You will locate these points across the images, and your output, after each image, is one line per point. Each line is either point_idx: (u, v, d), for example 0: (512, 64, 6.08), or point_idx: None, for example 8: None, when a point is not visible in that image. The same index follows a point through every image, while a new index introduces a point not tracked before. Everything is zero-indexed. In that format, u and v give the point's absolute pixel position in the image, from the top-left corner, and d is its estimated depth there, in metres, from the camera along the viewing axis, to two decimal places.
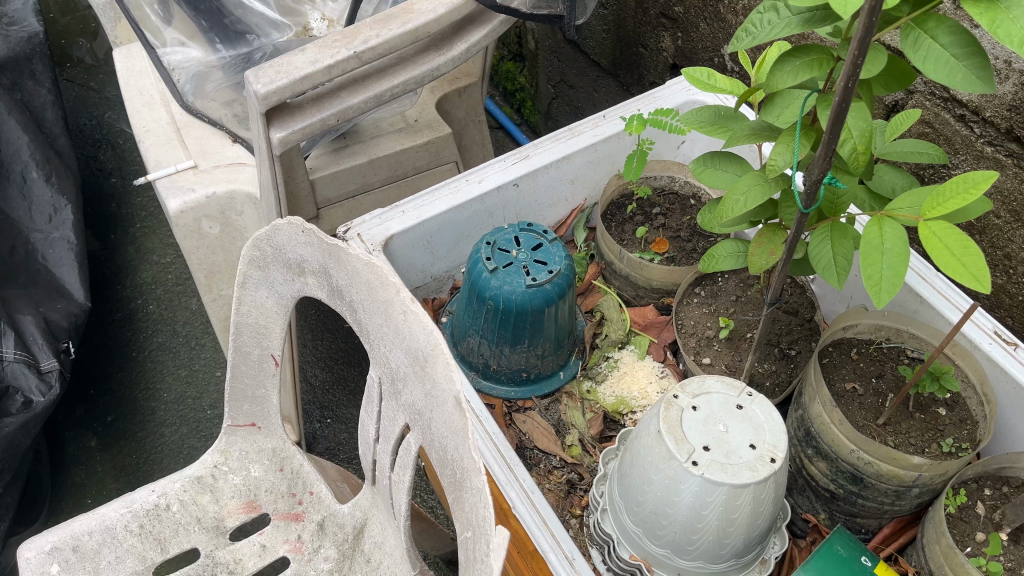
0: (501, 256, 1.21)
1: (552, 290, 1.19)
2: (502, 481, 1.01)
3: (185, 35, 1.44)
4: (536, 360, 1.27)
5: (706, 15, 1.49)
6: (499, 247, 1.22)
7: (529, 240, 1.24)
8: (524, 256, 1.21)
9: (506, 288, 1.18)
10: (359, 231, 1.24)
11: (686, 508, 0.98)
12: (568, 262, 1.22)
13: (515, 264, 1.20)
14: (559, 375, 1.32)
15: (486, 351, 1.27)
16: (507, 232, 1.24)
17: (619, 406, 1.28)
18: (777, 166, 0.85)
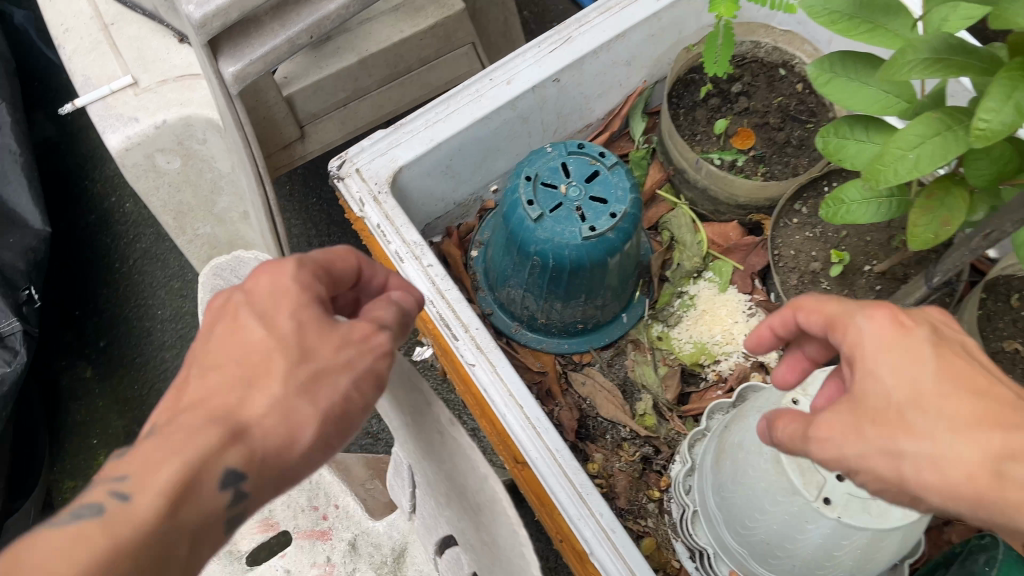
0: (546, 196, 0.92)
1: (616, 237, 0.91)
2: (574, 519, 0.80)
3: None
4: (594, 311, 1.02)
5: None
6: (543, 183, 0.93)
7: (581, 168, 0.94)
8: (576, 192, 0.92)
9: (555, 240, 0.90)
10: (360, 167, 0.95)
11: (813, 548, 0.77)
12: (634, 196, 0.93)
13: (566, 206, 0.92)
14: (621, 321, 1.08)
15: (531, 305, 1.02)
16: (551, 158, 0.95)
17: (699, 358, 1.04)
18: (988, 135, 0.55)
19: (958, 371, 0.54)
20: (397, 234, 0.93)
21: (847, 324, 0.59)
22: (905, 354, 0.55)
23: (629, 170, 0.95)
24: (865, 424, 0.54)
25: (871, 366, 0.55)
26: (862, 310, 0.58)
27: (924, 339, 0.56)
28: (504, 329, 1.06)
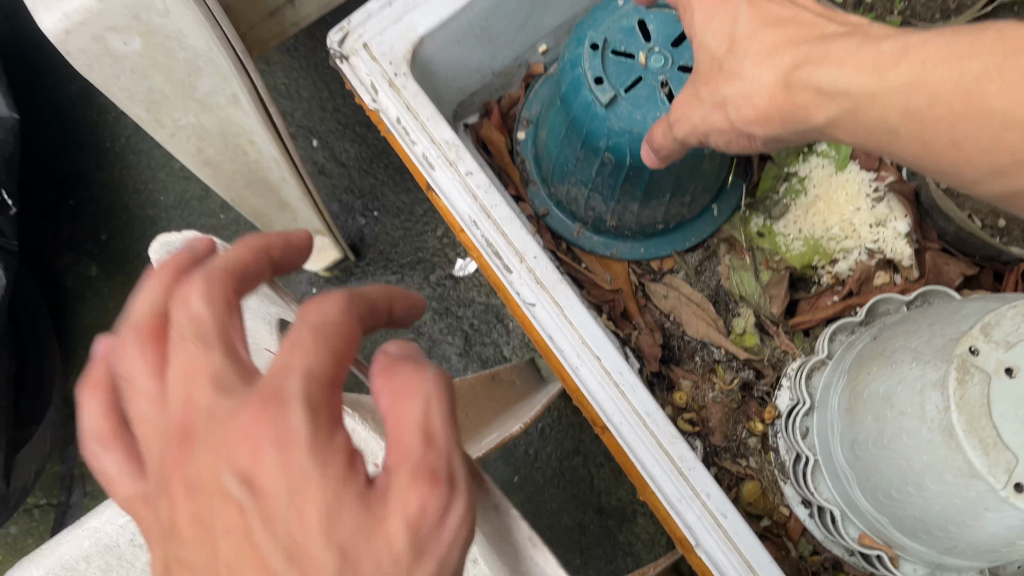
0: (619, 70, 0.68)
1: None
2: (672, 501, 0.64)
3: None
4: (679, 208, 0.81)
5: None
6: (615, 51, 0.68)
7: (666, 25, 0.69)
8: (660, 61, 0.67)
9: (635, 131, 0.68)
10: (369, 42, 0.70)
11: (989, 536, 0.59)
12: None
13: (648, 81, 0.68)
14: (709, 214, 0.87)
15: (599, 207, 0.80)
16: (623, 14, 0.69)
17: (811, 257, 0.84)
18: None
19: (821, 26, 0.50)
20: (423, 130, 0.70)
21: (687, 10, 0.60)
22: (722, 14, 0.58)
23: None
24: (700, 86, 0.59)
25: (699, 37, 0.58)
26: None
27: None
28: (564, 233, 0.85)
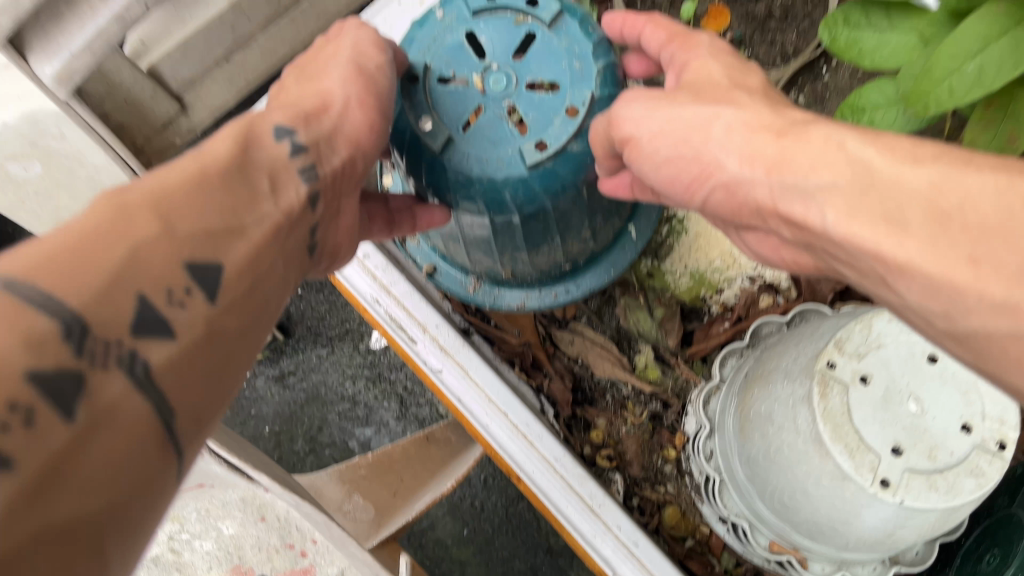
0: (457, 103, 0.60)
1: (585, 144, 0.60)
2: (587, 537, 0.70)
3: None
4: (577, 245, 0.71)
5: None
6: (443, 78, 0.61)
7: (501, 33, 0.61)
8: (503, 83, 0.60)
9: (486, 177, 0.59)
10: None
11: (869, 530, 0.65)
12: (598, 66, 0.61)
13: (489, 112, 0.60)
14: (630, 240, 0.76)
15: (483, 261, 0.71)
16: (448, 30, 0.62)
17: (698, 291, 0.91)
18: None
19: (759, 121, 0.46)
20: None
21: (686, 41, 0.57)
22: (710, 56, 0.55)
23: (579, 21, 0.62)
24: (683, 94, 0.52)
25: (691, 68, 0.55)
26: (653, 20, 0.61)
27: (704, 39, 0.57)
28: (458, 289, 0.76)
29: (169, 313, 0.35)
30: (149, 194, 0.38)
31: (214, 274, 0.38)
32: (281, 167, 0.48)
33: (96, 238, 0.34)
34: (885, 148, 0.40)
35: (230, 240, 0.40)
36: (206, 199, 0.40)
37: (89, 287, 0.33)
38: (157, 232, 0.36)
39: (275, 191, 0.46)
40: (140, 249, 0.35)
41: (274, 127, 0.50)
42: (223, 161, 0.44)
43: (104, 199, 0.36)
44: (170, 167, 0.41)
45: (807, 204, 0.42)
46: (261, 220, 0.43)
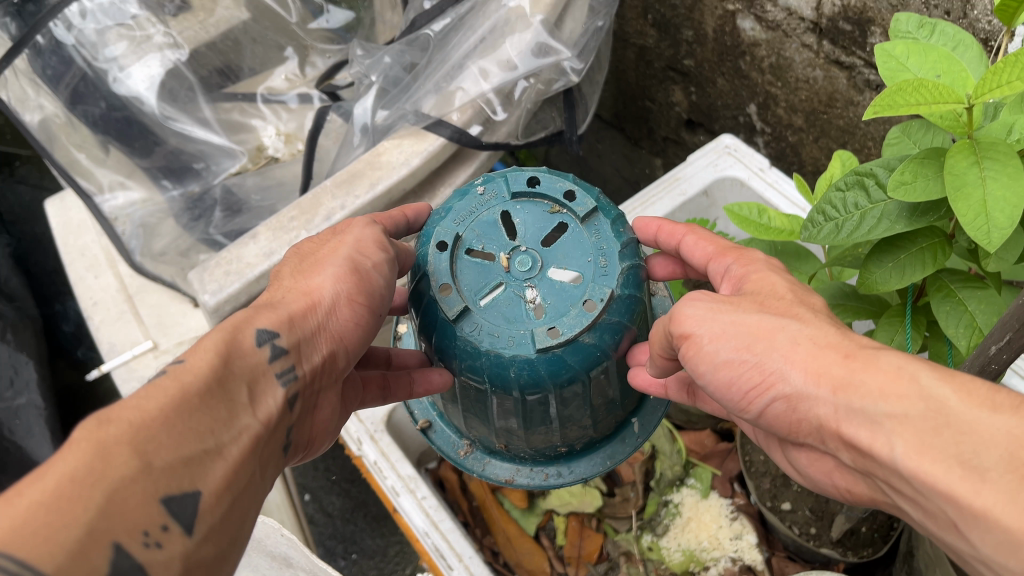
0: (482, 275, 0.71)
1: (608, 338, 0.69)
2: None
3: (122, 173, 1.22)
4: (576, 430, 0.78)
5: (724, 70, 1.23)
6: (472, 249, 0.73)
7: (534, 221, 0.74)
8: (529, 265, 0.71)
9: (494, 352, 0.68)
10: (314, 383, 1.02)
11: None
12: (623, 267, 0.71)
13: (509, 291, 0.71)
14: (634, 432, 0.83)
15: (483, 427, 0.79)
16: (487, 209, 0.74)
17: (689, 565, 1.09)
18: None
19: (824, 340, 0.55)
20: (393, 469, 1.01)
21: (739, 255, 0.69)
22: (760, 274, 0.64)
23: (611, 222, 0.73)
24: (746, 302, 0.60)
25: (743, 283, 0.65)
26: (692, 231, 0.76)
27: (759, 258, 0.67)
28: (450, 450, 0.86)
29: (142, 553, 0.46)
30: (127, 431, 0.48)
31: (189, 506, 0.49)
32: (261, 373, 0.59)
33: (74, 488, 0.44)
34: (961, 390, 0.48)
35: (205, 462, 0.51)
36: (183, 428, 0.51)
37: (64, 544, 0.42)
38: (135, 471, 0.47)
39: (253, 403, 0.57)
40: (117, 490, 0.46)
41: (255, 330, 0.61)
42: (200, 378, 0.54)
43: (86, 436, 0.46)
44: (151, 391, 0.52)
45: (875, 429, 0.50)
46: (235, 435, 0.54)
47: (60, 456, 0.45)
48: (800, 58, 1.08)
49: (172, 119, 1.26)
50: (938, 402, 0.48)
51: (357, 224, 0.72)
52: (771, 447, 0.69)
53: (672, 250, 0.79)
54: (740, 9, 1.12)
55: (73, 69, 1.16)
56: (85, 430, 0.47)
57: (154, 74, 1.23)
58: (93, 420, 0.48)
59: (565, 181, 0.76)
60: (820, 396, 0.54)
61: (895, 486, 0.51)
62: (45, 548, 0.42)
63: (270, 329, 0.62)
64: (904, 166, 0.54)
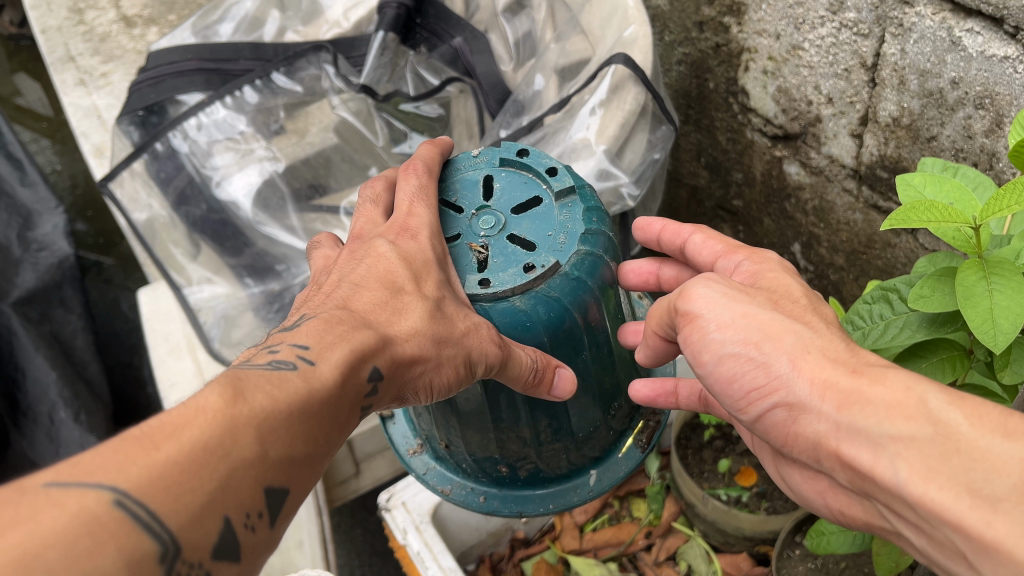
0: (448, 222, 0.82)
1: (545, 308, 0.76)
2: None
3: (211, 269, 1.36)
4: (518, 444, 0.88)
5: (770, 211, 1.33)
6: (448, 201, 0.84)
7: (512, 190, 0.84)
8: (488, 227, 0.81)
9: None
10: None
11: None
12: (580, 249, 0.78)
13: (465, 241, 0.81)
14: (586, 480, 0.93)
15: (436, 425, 0.90)
16: (478, 174, 0.86)
17: None
18: None
19: (833, 355, 0.62)
20: (434, 560, 1.00)
21: (756, 255, 0.76)
22: (774, 275, 0.72)
23: (583, 205, 0.82)
24: (767, 303, 0.67)
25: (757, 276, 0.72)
26: (700, 231, 0.83)
27: (771, 258, 0.75)
28: (402, 446, 1.00)
29: (242, 534, 0.46)
30: (255, 414, 0.49)
31: (282, 502, 0.50)
32: (359, 401, 0.60)
33: (203, 456, 0.45)
34: (971, 416, 0.53)
35: (303, 469, 0.52)
36: (301, 430, 0.52)
37: (188, 510, 0.43)
38: (253, 457, 0.48)
39: (346, 422, 0.59)
40: (236, 469, 0.47)
41: (372, 368, 0.61)
42: (327, 389, 0.56)
43: (220, 409, 0.48)
44: (281, 380, 0.53)
45: (878, 452, 0.56)
46: (328, 449, 0.55)
47: (193, 419, 0.46)
48: (842, 202, 1.17)
49: (262, 224, 1.35)
50: (946, 427, 0.53)
51: (486, 350, 0.70)
52: (764, 459, 0.78)
53: (673, 248, 0.87)
54: (786, 155, 1.23)
55: (183, 174, 1.33)
56: (220, 402, 0.48)
57: (252, 182, 1.34)
58: (227, 394, 0.49)
59: (553, 161, 0.85)
60: (823, 410, 0.60)
61: (896, 510, 0.56)
62: (172, 504, 0.43)
63: (381, 370, 0.62)
64: (923, 281, 0.61)
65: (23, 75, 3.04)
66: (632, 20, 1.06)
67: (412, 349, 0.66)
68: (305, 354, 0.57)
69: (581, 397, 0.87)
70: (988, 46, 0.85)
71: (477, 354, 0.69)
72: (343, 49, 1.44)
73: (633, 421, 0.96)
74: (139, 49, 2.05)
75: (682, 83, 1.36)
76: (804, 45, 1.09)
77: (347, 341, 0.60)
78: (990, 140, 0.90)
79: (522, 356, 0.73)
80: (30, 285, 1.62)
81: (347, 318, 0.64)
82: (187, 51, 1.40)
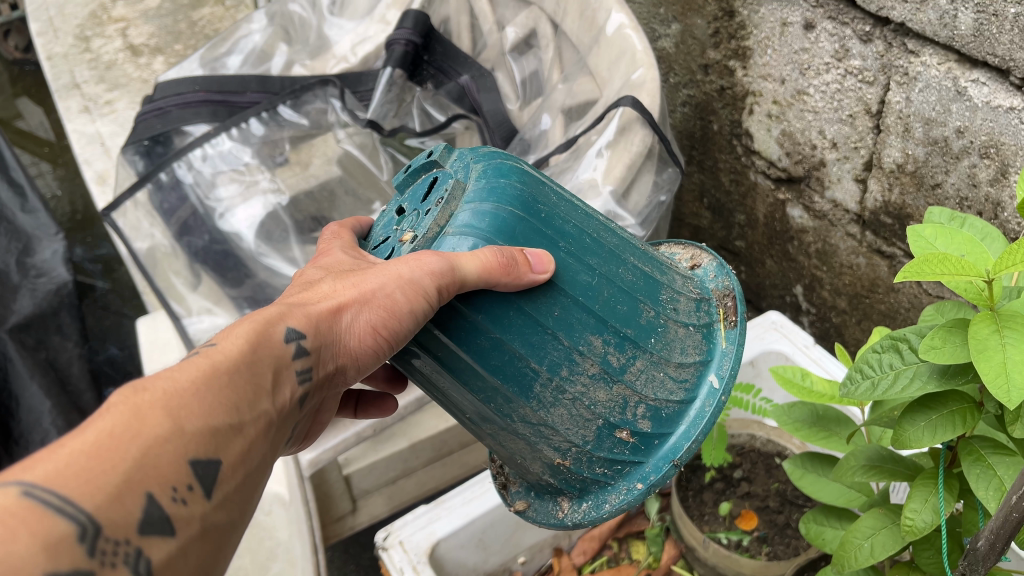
0: (378, 255, 0.69)
1: (478, 223, 0.62)
2: None
3: (210, 300, 1.27)
4: (603, 389, 0.67)
5: (772, 252, 1.33)
6: (377, 245, 0.72)
7: (410, 185, 0.71)
8: (408, 220, 0.68)
9: None
10: (302, 460, 1.08)
11: None
12: (478, 169, 0.66)
13: (397, 247, 0.68)
14: (710, 388, 0.74)
15: (521, 449, 0.71)
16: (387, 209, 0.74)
17: None
18: (916, 527, 0.67)
19: None
20: None
21: None
22: None
23: (464, 149, 0.70)
24: None
25: None
26: None
27: None
28: (550, 519, 0.78)
29: (172, 508, 0.45)
30: (162, 397, 0.47)
31: (213, 471, 0.48)
32: (284, 366, 0.57)
33: (112, 441, 0.43)
34: None
35: (230, 436, 0.50)
36: (213, 399, 0.49)
37: (103, 492, 0.42)
38: (168, 433, 0.46)
39: (274, 389, 0.55)
40: (151, 447, 0.45)
41: (287, 334, 0.57)
42: (231, 359, 0.53)
43: (122, 400, 0.46)
44: (183, 364, 0.51)
45: None
46: (263, 415, 0.53)
47: (93, 417, 0.44)
48: (845, 245, 1.18)
49: (265, 255, 1.32)
50: None
51: (423, 264, 0.58)
52: None
53: None
54: (790, 198, 1.24)
55: (187, 205, 1.33)
56: (118, 395, 0.46)
57: (255, 215, 1.33)
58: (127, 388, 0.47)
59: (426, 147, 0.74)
60: None
61: None
62: (85, 487, 0.41)
63: (301, 330, 0.58)
64: (935, 332, 0.60)
65: (26, 99, 3.05)
66: (641, 63, 1.07)
67: (332, 305, 0.61)
68: (209, 343, 0.55)
69: (617, 308, 0.67)
70: (994, 96, 0.86)
71: (409, 271, 0.58)
72: (350, 83, 1.44)
73: (712, 316, 0.78)
74: (144, 79, 2.07)
75: (686, 125, 1.36)
76: (808, 89, 1.09)
77: (250, 319, 0.57)
78: (996, 189, 0.90)
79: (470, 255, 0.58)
80: (27, 312, 1.61)
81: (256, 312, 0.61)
82: (194, 83, 1.40)
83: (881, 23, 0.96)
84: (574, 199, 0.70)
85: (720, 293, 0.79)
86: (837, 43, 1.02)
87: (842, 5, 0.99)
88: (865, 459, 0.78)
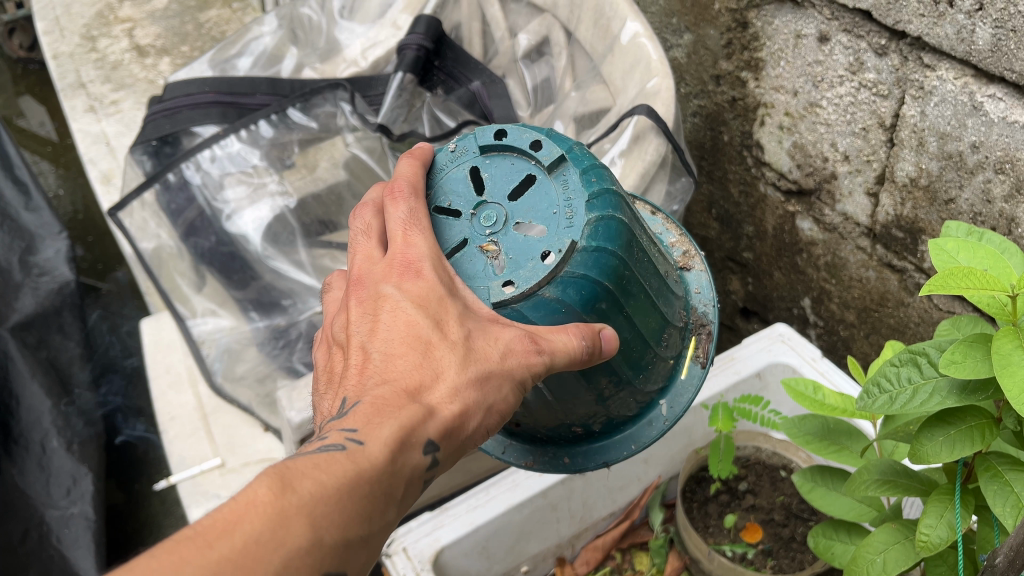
0: (446, 230, 0.71)
1: (573, 293, 0.67)
2: None
3: (215, 302, 1.34)
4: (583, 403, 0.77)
5: (781, 265, 1.33)
6: (440, 207, 0.72)
7: (504, 177, 0.72)
8: (491, 222, 0.70)
9: None
10: None
11: None
12: (590, 218, 0.69)
13: (472, 244, 0.70)
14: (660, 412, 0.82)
15: None
16: (461, 163, 0.74)
17: None
18: (931, 542, 0.67)
19: None
20: None
21: None
22: None
23: (579, 171, 0.71)
24: None
25: None
26: None
27: None
28: None
29: None
30: (308, 502, 0.50)
31: None
32: (415, 473, 0.58)
33: (256, 550, 0.47)
34: None
35: (359, 547, 0.53)
36: (353, 510, 0.52)
37: None
38: (309, 545, 0.49)
39: (400, 497, 0.57)
40: (292, 560, 0.48)
41: (425, 442, 0.57)
42: (374, 468, 0.54)
43: (271, 501, 0.49)
44: (329, 462, 0.53)
45: None
46: (388, 525, 0.56)
47: (245, 514, 0.48)
48: (855, 259, 1.18)
49: (270, 258, 1.34)
50: None
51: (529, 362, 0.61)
52: None
53: None
54: (800, 210, 1.23)
55: (194, 206, 1.33)
56: (269, 494, 0.49)
57: (262, 217, 1.33)
58: (277, 484, 0.50)
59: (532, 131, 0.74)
60: None
61: None
62: None
63: (435, 439, 0.58)
64: (956, 346, 0.60)
65: (28, 97, 3.05)
66: (656, 71, 1.07)
67: (458, 406, 0.59)
68: (353, 434, 0.55)
69: (630, 347, 0.74)
70: (1011, 112, 0.86)
71: (521, 370, 0.61)
72: (360, 87, 1.42)
73: (686, 339, 0.83)
74: (150, 79, 2.07)
75: (696, 135, 1.36)
76: (822, 102, 1.09)
77: (395, 414, 0.57)
78: (1011, 205, 0.91)
79: (562, 344, 0.63)
80: (29, 310, 1.59)
81: (385, 393, 0.59)
82: (205, 83, 1.39)
83: (897, 36, 0.96)
84: (646, 249, 0.75)
85: (696, 317, 0.84)
86: (851, 56, 1.02)
87: (857, 18, 0.99)
88: (879, 473, 0.77)
